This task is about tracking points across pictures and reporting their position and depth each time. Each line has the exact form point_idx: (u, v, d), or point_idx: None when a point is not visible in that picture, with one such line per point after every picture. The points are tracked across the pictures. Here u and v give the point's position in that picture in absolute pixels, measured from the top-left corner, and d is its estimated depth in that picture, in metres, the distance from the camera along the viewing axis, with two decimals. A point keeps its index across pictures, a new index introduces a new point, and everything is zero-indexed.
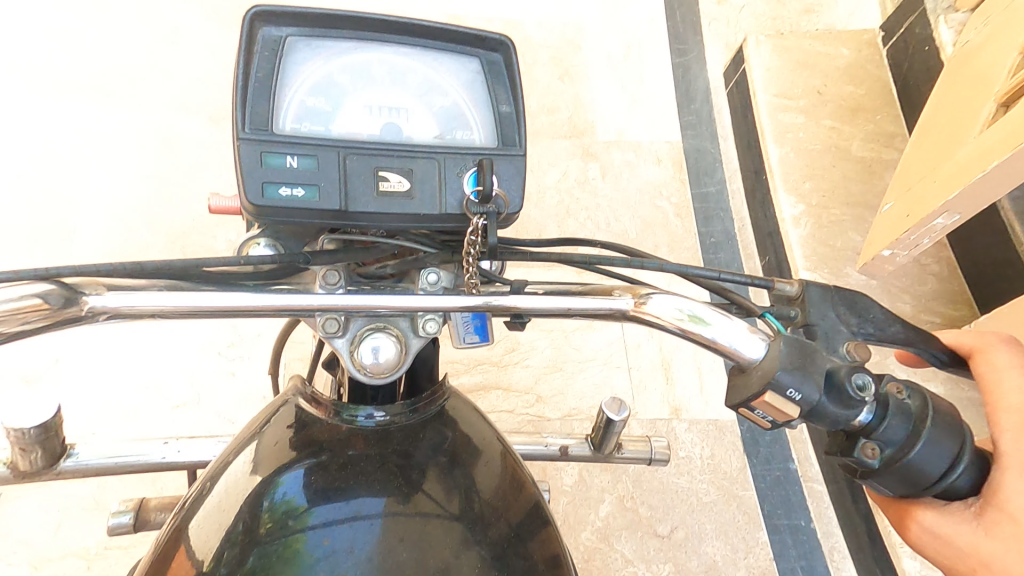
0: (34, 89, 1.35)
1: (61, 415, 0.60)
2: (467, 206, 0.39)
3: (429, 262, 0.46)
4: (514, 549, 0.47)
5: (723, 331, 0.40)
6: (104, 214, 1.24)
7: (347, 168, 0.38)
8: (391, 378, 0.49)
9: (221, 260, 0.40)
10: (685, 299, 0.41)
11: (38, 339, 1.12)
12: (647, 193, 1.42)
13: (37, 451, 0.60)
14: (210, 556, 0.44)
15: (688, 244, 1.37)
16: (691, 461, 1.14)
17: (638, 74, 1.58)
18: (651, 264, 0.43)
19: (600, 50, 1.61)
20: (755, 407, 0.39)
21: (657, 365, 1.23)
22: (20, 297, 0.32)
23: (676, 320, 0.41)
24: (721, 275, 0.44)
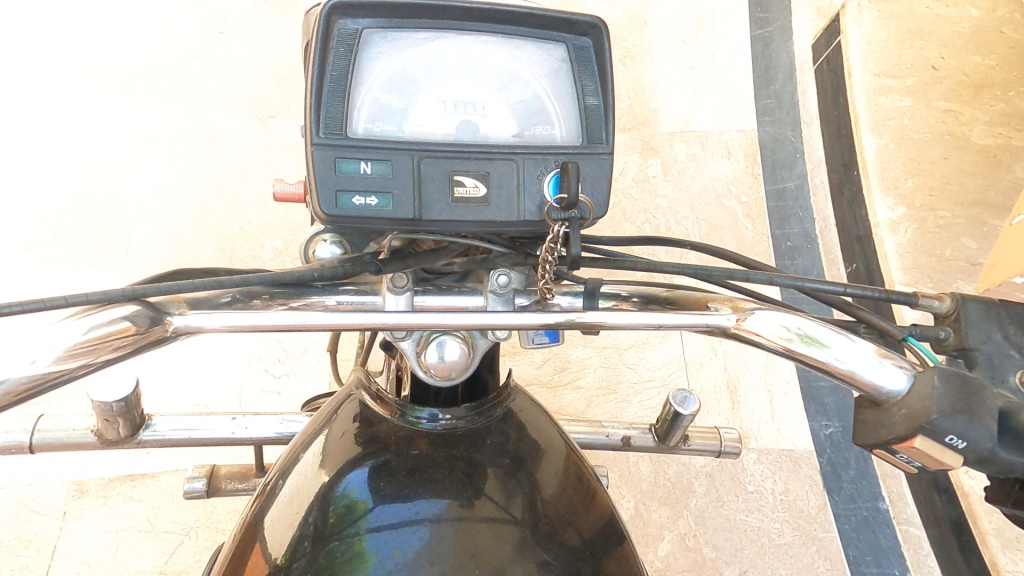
0: (93, 91, 1.37)
1: (140, 390, 0.60)
2: (547, 212, 0.35)
3: (499, 263, 0.44)
4: (585, 561, 0.46)
5: (840, 353, 0.37)
6: (157, 223, 1.26)
7: (421, 173, 0.35)
8: (455, 379, 0.47)
9: (294, 272, 0.38)
10: (794, 317, 0.38)
11: None
12: (715, 192, 1.33)
13: (120, 422, 0.60)
14: (283, 553, 0.44)
15: (759, 250, 1.27)
16: (762, 497, 1.11)
17: (710, 51, 1.47)
18: (760, 276, 0.38)
19: (668, 27, 1.49)
20: (897, 451, 0.36)
21: (722, 387, 1.19)
22: (107, 322, 0.31)
23: (787, 340, 0.38)
24: (848, 289, 0.39)
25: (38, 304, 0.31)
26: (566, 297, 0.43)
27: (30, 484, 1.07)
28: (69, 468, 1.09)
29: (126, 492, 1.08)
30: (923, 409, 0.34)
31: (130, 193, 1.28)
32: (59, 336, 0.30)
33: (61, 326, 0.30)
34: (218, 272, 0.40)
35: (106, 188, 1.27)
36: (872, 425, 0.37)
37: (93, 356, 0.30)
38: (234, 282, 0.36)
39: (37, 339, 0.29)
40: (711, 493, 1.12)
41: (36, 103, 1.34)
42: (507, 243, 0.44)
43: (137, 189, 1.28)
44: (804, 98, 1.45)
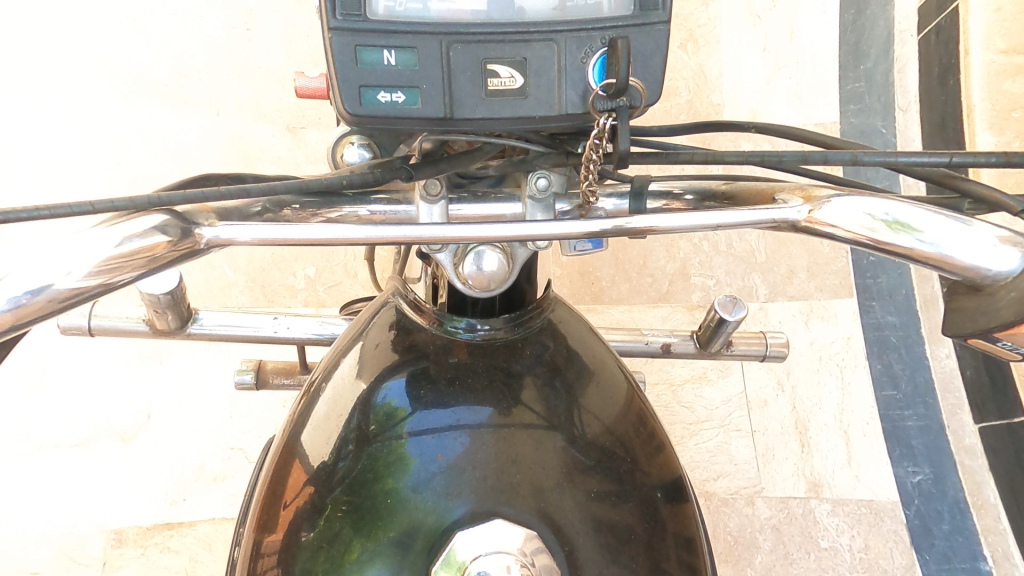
0: (105, 100, 1.25)
1: (185, 286, 0.60)
2: (591, 102, 0.31)
3: (539, 164, 0.41)
4: (625, 469, 0.47)
5: (936, 236, 0.32)
6: None
7: (450, 61, 0.31)
8: (493, 291, 0.46)
9: (321, 181, 0.36)
10: (877, 201, 0.32)
11: (125, 389, 1.13)
12: None
13: (169, 313, 0.62)
14: (327, 457, 0.46)
15: (835, 268, 1.21)
16: (838, 554, 1.05)
17: (787, 28, 1.28)
18: (842, 156, 0.31)
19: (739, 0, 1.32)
20: (998, 339, 0.32)
21: (790, 428, 1.14)
22: (135, 232, 0.30)
23: (872, 230, 0.32)
24: (954, 157, 0.32)
25: (64, 210, 0.30)
26: (611, 200, 0.40)
27: (71, 532, 1.05)
28: (105, 516, 1.07)
29: (163, 542, 1.07)
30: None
31: None
32: (88, 248, 0.29)
33: (91, 234, 0.29)
34: (243, 177, 0.37)
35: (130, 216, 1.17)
36: (969, 314, 0.33)
37: (124, 270, 0.30)
38: (261, 191, 0.34)
39: (67, 250, 0.29)
40: (778, 549, 1.07)
41: (45, 110, 1.24)
42: (546, 141, 0.41)
43: None
44: (901, 78, 1.24)
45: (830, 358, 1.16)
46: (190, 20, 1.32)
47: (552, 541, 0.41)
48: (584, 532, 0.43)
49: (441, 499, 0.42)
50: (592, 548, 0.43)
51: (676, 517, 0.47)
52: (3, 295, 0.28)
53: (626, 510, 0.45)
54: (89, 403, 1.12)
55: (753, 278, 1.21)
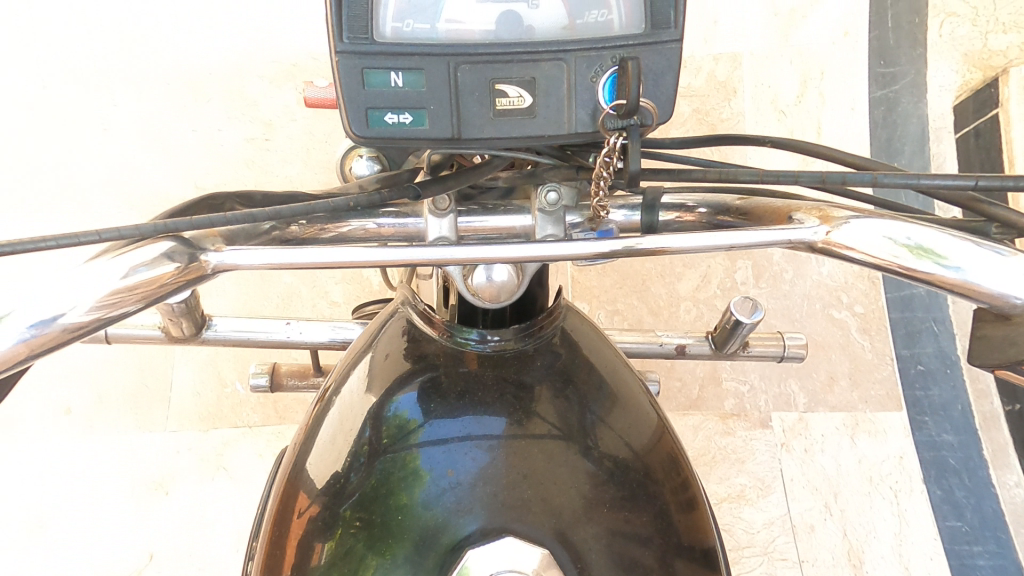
0: (118, 209, 1.16)
1: (197, 296, 0.61)
2: (601, 121, 0.30)
3: (548, 176, 0.41)
4: (638, 480, 0.46)
5: (962, 262, 0.31)
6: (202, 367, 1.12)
7: (457, 82, 0.30)
8: (503, 302, 0.47)
9: (328, 202, 0.36)
10: (900, 226, 0.31)
11: (123, 525, 1.03)
12: (821, 300, 1.12)
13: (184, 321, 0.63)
14: (341, 470, 0.46)
15: (881, 376, 1.10)
16: None
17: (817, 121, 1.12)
18: (862, 176, 0.30)
19: (767, 89, 1.17)
20: None
21: (841, 557, 1.03)
22: (142, 260, 0.30)
23: (893, 254, 0.31)
24: (979, 181, 0.31)
25: (72, 241, 0.30)
26: (621, 211, 0.39)
27: None
28: None
29: None
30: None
31: None
32: (95, 279, 0.29)
33: (99, 265, 0.29)
34: (252, 196, 0.37)
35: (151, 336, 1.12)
36: (998, 343, 0.33)
37: (129, 301, 0.30)
38: (268, 216, 0.33)
39: (75, 281, 0.29)
40: None
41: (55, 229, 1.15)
42: (555, 153, 0.41)
43: None
44: None
45: (882, 480, 1.05)
46: (203, 134, 1.20)
47: (563, 557, 0.42)
48: (596, 547, 0.43)
49: (453, 514, 0.42)
50: (605, 564, 0.43)
51: (692, 529, 0.47)
52: (20, 326, 0.28)
53: (639, 522, 0.45)
54: (93, 547, 1.02)
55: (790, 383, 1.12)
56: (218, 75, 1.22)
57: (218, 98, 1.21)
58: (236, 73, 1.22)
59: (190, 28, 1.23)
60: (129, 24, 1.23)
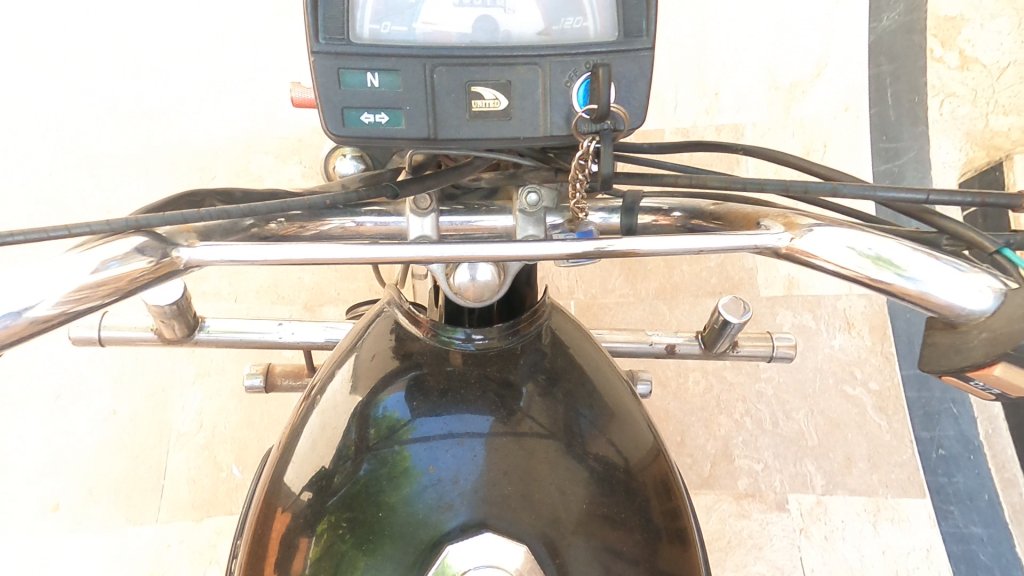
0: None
1: (189, 296, 0.62)
2: (575, 125, 0.31)
3: (529, 178, 0.42)
4: (617, 477, 0.47)
5: (919, 274, 0.32)
6: (201, 451, 1.13)
7: (433, 84, 0.31)
8: (486, 301, 0.47)
9: (305, 199, 0.36)
10: (863, 236, 0.32)
11: None
12: (832, 375, 1.14)
13: (176, 322, 0.63)
14: (325, 468, 0.46)
15: (900, 459, 1.10)
16: None
17: None
18: (825, 187, 0.31)
19: None
20: (971, 378, 0.32)
21: None
22: (113, 256, 0.30)
23: (854, 263, 0.32)
24: (932, 194, 0.31)
25: (41, 235, 0.30)
26: (601, 214, 0.40)
27: None
28: None
29: None
30: (1011, 334, 0.30)
31: (174, 414, 1.14)
32: (62, 273, 0.29)
33: (68, 260, 0.30)
34: (232, 194, 0.38)
35: (152, 421, 1.14)
36: (944, 350, 0.33)
37: (97, 296, 0.30)
38: (243, 212, 0.33)
39: (43, 275, 0.29)
40: None
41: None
42: (538, 155, 0.42)
43: (176, 413, 1.14)
44: None
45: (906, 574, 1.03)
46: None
47: (541, 552, 0.42)
48: (575, 543, 0.43)
49: (433, 510, 0.42)
50: (584, 559, 0.43)
51: (671, 526, 0.48)
52: None
53: (618, 519, 0.46)
54: None
55: (805, 463, 1.11)
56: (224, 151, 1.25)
57: (224, 175, 1.23)
58: (241, 151, 1.25)
59: (200, 110, 1.27)
60: (138, 112, 1.27)
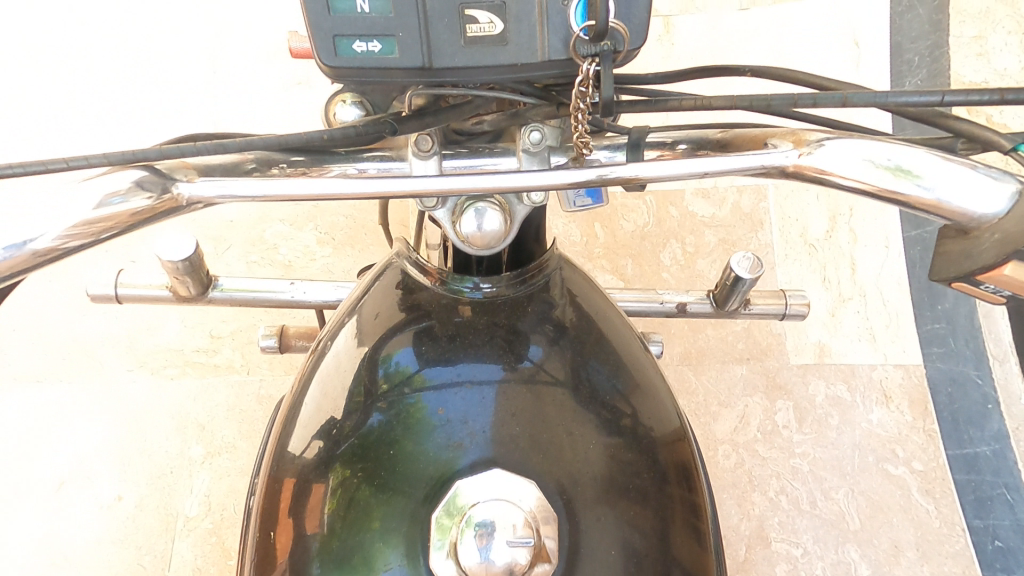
0: (129, 373, 1.07)
1: (201, 253, 0.65)
2: (574, 47, 0.30)
3: (531, 116, 0.41)
4: (625, 421, 0.47)
5: (935, 181, 0.30)
6: (212, 546, 0.96)
7: (426, 8, 0.30)
8: (495, 248, 0.47)
9: (302, 135, 0.36)
10: (877, 147, 0.31)
11: None
12: (871, 453, 1.04)
13: (189, 280, 0.67)
14: (336, 413, 0.47)
15: (952, 550, 0.98)
16: None
17: (847, 258, 1.16)
18: (832, 97, 0.30)
19: (794, 224, 1.20)
20: (981, 282, 0.30)
21: None
22: (117, 188, 0.31)
23: (871, 175, 0.31)
24: (945, 96, 0.30)
25: (44, 167, 0.30)
26: (606, 151, 0.39)
27: None
28: None
29: None
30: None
31: (184, 503, 0.99)
32: (66, 206, 0.30)
33: (75, 192, 0.30)
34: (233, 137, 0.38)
35: (166, 510, 0.98)
36: (954, 257, 0.31)
37: (104, 229, 0.31)
38: (239, 146, 0.34)
39: (47, 208, 0.30)
40: None
41: (69, 401, 1.05)
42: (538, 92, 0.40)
43: (186, 499, 0.99)
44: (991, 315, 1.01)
45: None
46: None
47: (548, 489, 0.42)
48: (582, 482, 0.43)
49: (444, 449, 0.43)
50: (591, 498, 0.43)
51: (678, 472, 0.48)
52: None
53: (625, 461, 0.46)
54: None
55: (849, 550, 0.98)
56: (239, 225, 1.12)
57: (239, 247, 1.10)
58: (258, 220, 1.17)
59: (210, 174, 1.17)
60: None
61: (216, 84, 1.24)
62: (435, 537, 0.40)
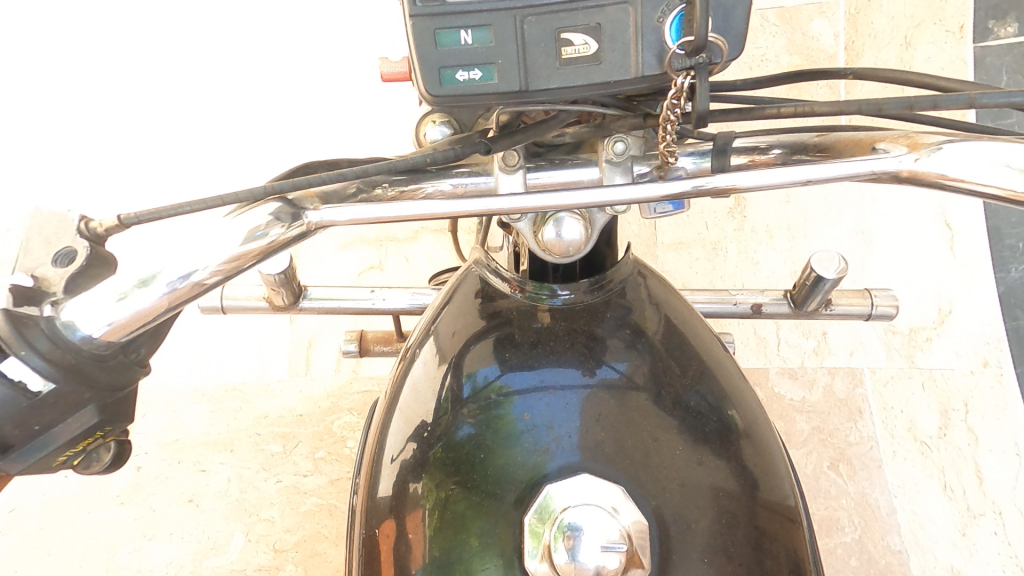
0: None
1: (293, 266, 0.71)
2: (668, 62, 0.30)
3: (615, 128, 0.42)
4: (709, 427, 0.47)
5: None
6: None
7: (524, 35, 0.31)
8: (573, 257, 0.48)
9: (408, 159, 0.39)
10: (1013, 150, 0.29)
11: None
12: None
13: (283, 291, 0.73)
14: (425, 417, 0.49)
15: None
16: None
17: (973, 468, 1.02)
18: (959, 99, 0.28)
19: (902, 427, 1.08)
20: None
21: None
22: (258, 220, 0.34)
23: (1008, 180, 0.29)
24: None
25: (198, 207, 0.34)
26: (690, 159, 0.39)
27: None
28: None
29: None
30: None
31: None
32: (218, 241, 0.33)
33: (225, 226, 0.34)
34: (339, 162, 0.41)
35: None
36: None
37: (246, 260, 0.34)
38: (356, 174, 0.36)
39: (201, 244, 0.33)
40: None
41: None
42: (622, 104, 0.42)
43: None
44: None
45: None
46: (287, 486, 1.07)
47: (635, 492, 0.43)
48: (670, 487, 0.44)
49: (532, 454, 0.44)
50: (679, 503, 0.43)
51: (768, 483, 0.47)
52: (163, 281, 0.33)
53: (711, 466, 0.46)
54: None
55: None
56: (308, 419, 1.13)
57: (307, 443, 1.11)
58: (325, 411, 1.13)
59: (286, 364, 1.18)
60: (230, 386, 1.15)
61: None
62: (529, 544, 0.41)
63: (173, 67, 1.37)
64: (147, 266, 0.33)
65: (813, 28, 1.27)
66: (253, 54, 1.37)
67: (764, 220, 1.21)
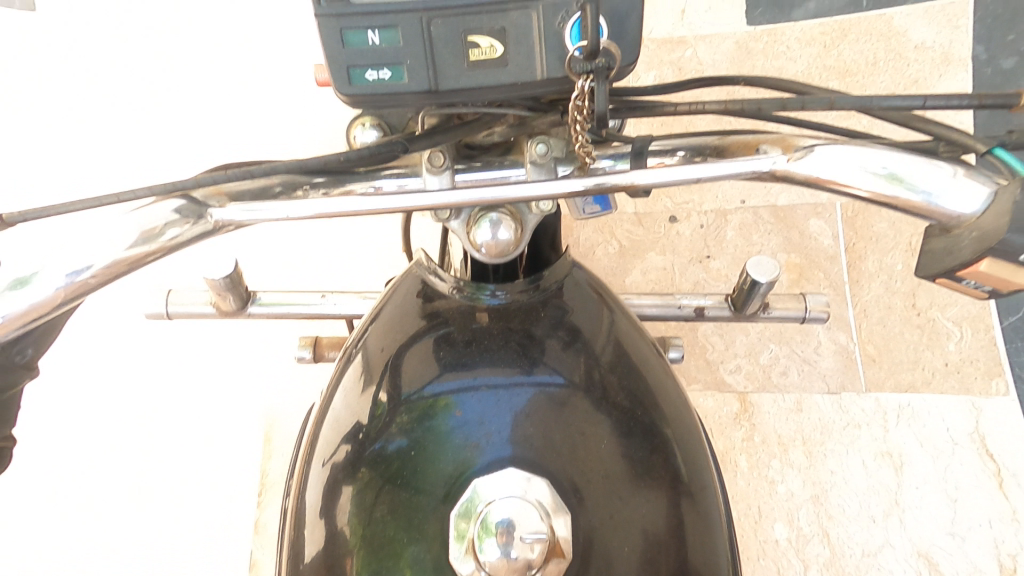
0: None
1: (240, 269, 0.70)
2: (569, 64, 0.31)
3: (536, 127, 0.44)
4: (638, 423, 0.49)
5: (930, 185, 0.31)
6: None
7: (432, 36, 0.32)
8: (508, 257, 0.49)
9: (321, 157, 0.39)
10: (877, 154, 0.32)
11: None
12: None
13: (230, 296, 0.72)
14: (360, 416, 0.49)
15: None
16: None
17: None
18: (818, 102, 0.31)
19: None
20: (963, 278, 0.32)
21: None
22: (160, 217, 0.35)
23: (869, 183, 0.32)
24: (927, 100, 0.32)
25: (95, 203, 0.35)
26: (609, 161, 0.40)
27: None
28: None
29: None
30: (996, 228, 0.29)
31: None
32: (117, 232, 0.34)
33: (122, 222, 0.35)
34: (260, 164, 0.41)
35: None
36: (936, 254, 0.32)
37: (151, 254, 0.35)
38: None
39: (98, 236, 0.34)
40: None
41: None
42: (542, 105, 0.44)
43: None
44: None
45: None
46: None
47: (563, 487, 0.43)
48: (595, 481, 0.45)
49: (462, 449, 0.45)
50: (604, 499, 0.44)
51: (694, 482, 0.49)
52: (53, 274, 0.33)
53: (638, 462, 0.47)
54: None
55: None
56: None
57: None
58: None
59: None
60: None
61: (262, 512, 1.06)
62: (454, 546, 0.42)
63: (126, 110, 1.32)
64: (28, 266, 0.33)
65: (811, 228, 1.19)
66: (211, 100, 1.32)
67: (775, 430, 1.09)
